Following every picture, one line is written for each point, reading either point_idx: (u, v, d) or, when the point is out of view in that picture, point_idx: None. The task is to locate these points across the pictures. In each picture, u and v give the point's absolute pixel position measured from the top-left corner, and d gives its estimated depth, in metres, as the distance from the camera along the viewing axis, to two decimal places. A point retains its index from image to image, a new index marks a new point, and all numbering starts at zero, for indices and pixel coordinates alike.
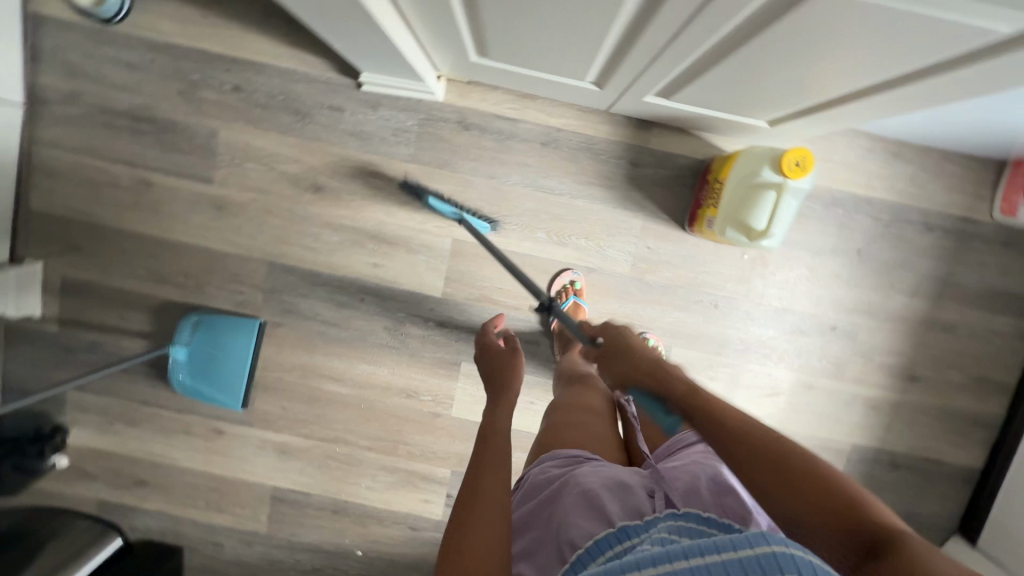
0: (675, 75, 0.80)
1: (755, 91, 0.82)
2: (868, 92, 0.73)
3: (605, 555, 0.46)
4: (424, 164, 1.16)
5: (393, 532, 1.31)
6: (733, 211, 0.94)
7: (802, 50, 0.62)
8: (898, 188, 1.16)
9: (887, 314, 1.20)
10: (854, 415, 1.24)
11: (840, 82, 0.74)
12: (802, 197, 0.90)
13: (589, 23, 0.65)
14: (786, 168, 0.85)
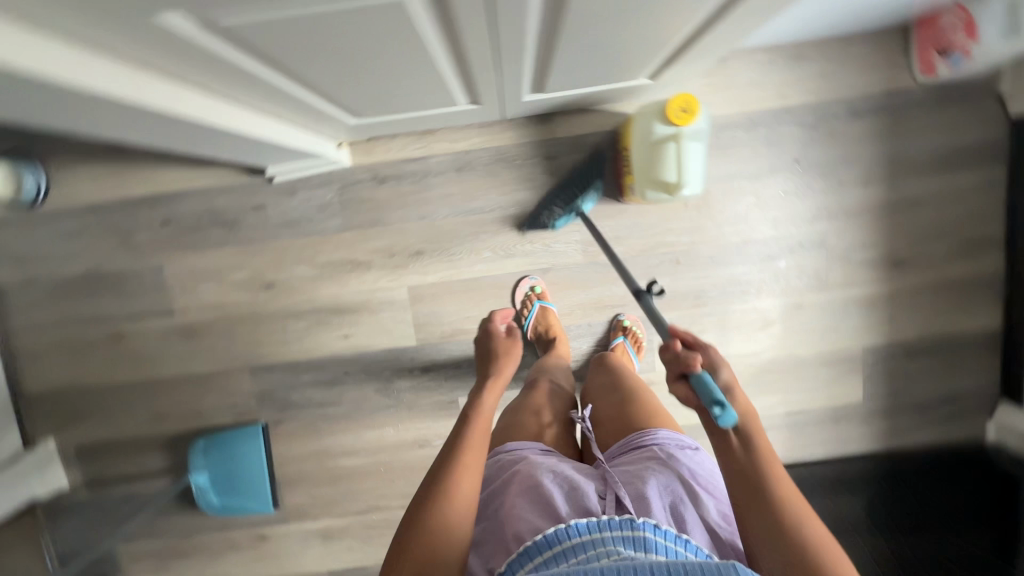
0: (533, 74, 0.81)
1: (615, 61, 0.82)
2: (714, 23, 0.73)
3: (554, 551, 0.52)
4: (357, 228, 1.19)
5: None
6: (646, 171, 0.94)
7: (638, 14, 0.61)
8: (813, 86, 1.14)
9: (849, 210, 1.18)
10: (853, 318, 1.21)
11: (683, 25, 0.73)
12: (703, 140, 0.90)
13: (419, 64, 0.66)
14: (673, 118, 0.85)
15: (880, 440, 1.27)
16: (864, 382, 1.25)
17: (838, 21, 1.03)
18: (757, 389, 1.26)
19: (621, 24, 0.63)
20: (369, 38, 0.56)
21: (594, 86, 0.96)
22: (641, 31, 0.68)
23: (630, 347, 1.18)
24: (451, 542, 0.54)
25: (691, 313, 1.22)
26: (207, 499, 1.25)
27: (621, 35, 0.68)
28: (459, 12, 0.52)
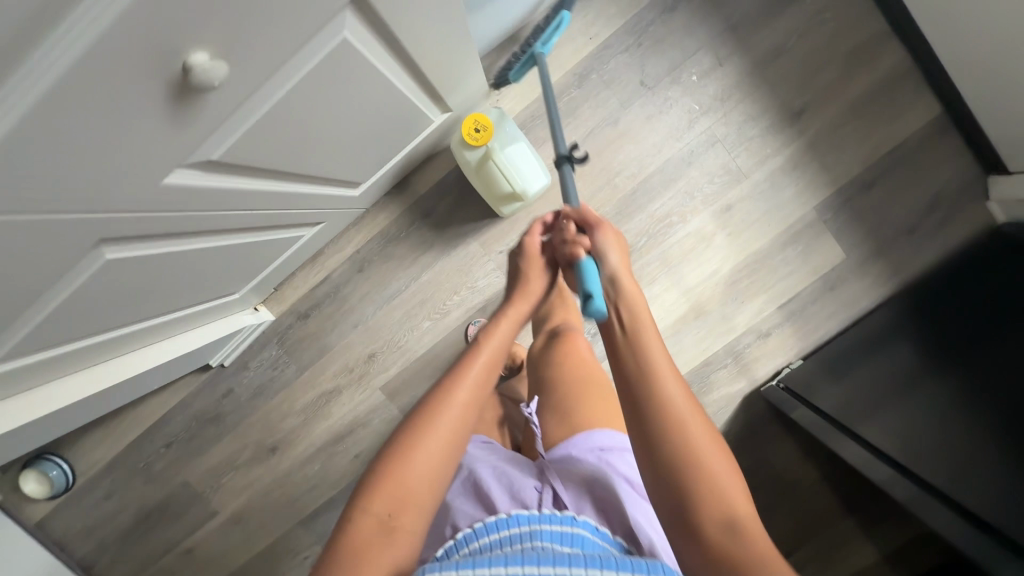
0: (334, 185, 0.84)
1: (398, 132, 0.83)
2: (438, 58, 0.73)
3: (489, 538, 0.61)
4: (311, 364, 1.26)
5: None
6: (490, 192, 0.94)
7: (343, 108, 0.61)
8: (615, 9, 1.09)
9: (720, 95, 1.11)
10: (787, 186, 1.14)
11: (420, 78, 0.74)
12: (518, 142, 0.91)
13: (215, 255, 0.71)
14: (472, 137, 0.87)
15: (889, 282, 1.18)
16: (839, 238, 1.16)
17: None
18: (739, 301, 1.20)
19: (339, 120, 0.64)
20: (138, 280, 0.61)
21: (408, 148, 0.95)
22: (373, 109, 0.68)
23: None
24: (418, 478, 0.58)
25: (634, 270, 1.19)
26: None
27: (358, 124, 0.69)
28: (173, 227, 0.55)
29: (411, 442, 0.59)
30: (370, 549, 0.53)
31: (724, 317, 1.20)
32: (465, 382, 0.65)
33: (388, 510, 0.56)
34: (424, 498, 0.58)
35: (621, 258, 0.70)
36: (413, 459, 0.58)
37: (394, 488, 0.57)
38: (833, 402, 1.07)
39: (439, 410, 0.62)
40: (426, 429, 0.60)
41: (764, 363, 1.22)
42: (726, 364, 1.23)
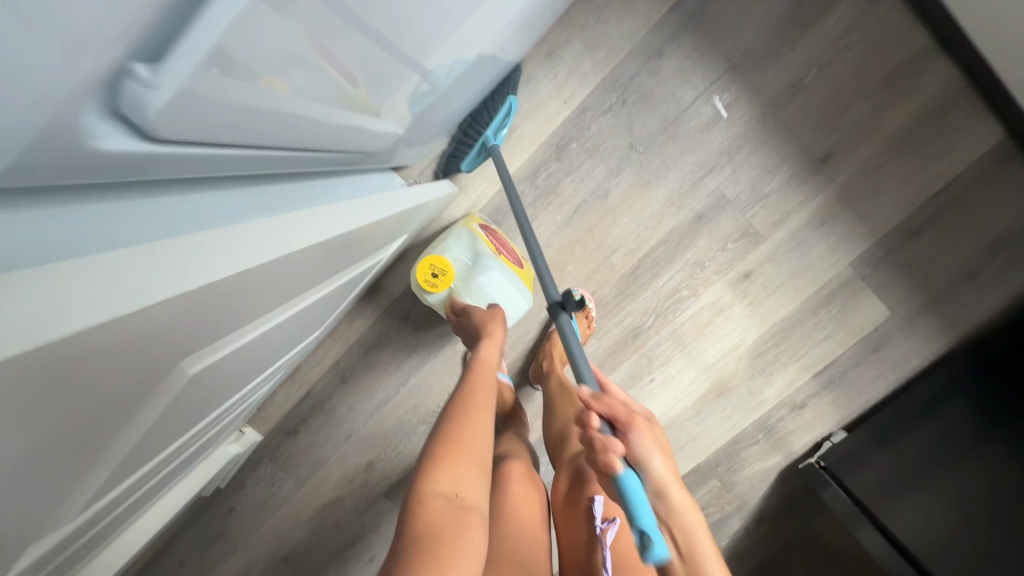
0: (267, 360, 0.72)
1: (322, 297, 0.71)
2: (335, 240, 0.60)
3: None
4: (309, 478, 1.19)
5: None
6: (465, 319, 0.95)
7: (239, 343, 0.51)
8: (591, 63, 0.92)
9: (726, 149, 0.94)
10: (815, 243, 0.97)
11: (325, 261, 0.61)
12: (480, 274, 0.89)
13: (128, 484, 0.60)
14: (431, 285, 0.88)
15: (946, 338, 1.01)
16: (881, 295, 1.00)
17: (456, 42, 0.65)
18: (768, 373, 1.05)
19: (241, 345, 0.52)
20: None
21: (360, 287, 0.91)
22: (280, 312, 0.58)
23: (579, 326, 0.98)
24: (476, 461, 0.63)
25: (643, 352, 1.05)
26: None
27: (271, 328, 0.60)
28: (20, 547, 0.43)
29: (456, 431, 0.65)
30: (446, 528, 0.54)
31: (751, 391, 1.07)
32: (482, 386, 0.73)
33: (451, 492, 0.58)
34: (478, 480, 0.62)
35: (668, 464, 0.58)
36: (462, 447, 0.63)
37: (455, 471, 0.60)
38: (861, 481, 0.98)
39: (469, 403, 0.70)
40: (468, 420, 0.67)
41: (800, 437, 1.09)
42: (758, 439, 1.10)
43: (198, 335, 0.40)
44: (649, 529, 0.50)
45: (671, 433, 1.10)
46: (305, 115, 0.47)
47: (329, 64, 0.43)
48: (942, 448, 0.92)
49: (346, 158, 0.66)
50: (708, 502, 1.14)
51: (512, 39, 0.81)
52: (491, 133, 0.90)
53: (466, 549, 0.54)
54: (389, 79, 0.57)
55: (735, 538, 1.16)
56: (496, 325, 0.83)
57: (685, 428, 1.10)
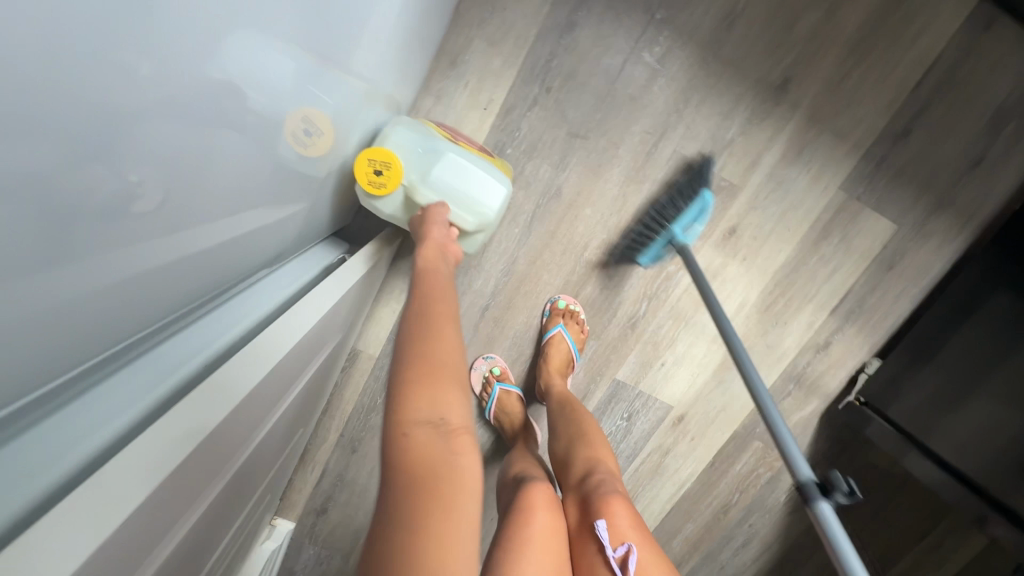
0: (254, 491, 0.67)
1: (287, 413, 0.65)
2: (268, 355, 0.49)
3: None
4: (353, 549, 1.16)
5: None
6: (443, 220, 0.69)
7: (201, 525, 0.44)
8: (500, 58, 0.82)
9: (674, 106, 0.85)
10: (797, 177, 0.88)
11: (272, 391, 0.53)
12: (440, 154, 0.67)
13: None
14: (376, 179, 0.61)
15: (964, 235, 0.92)
16: (882, 211, 0.91)
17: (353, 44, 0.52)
18: (782, 324, 0.98)
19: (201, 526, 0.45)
20: None
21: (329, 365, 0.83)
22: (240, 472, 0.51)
23: (571, 334, 0.93)
24: (460, 374, 0.51)
25: (646, 339, 0.98)
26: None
27: (239, 481, 0.54)
28: None
29: (426, 345, 0.51)
30: (437, 463, 0.43)
31: (770, 346, 1.00)
32: (444, 287, 0.60)
33: (434, 417, 0.46)
34: (462, 398, 0.49)
35: None
36: (434, 361, 0.50)
37: (434, 391, 0.47)
38: (904, 408, 0.91)
39: (431, 310, 0.56)
40: (433, 331, 0.53)
41: (834, 376, 1.02)
42: (791, 390, 1.03)
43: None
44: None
45: (698, 409, 1.05)
46: (169, 250, 0.34)
47: (196, 158, 0.32)
48: (978, 353, 0.82)
49: (257, 265, 0.56)
50: (755, 463, 1.10)
51: (407, 65, 0.72)
52: (678, 229, 0.82)
53: (462, 484, 0.43)
54: (269, 168, 0.46)
55: (792, 488, 1.12)
56: (433, 225, 0.65)
57: (711, 400, 1.04)
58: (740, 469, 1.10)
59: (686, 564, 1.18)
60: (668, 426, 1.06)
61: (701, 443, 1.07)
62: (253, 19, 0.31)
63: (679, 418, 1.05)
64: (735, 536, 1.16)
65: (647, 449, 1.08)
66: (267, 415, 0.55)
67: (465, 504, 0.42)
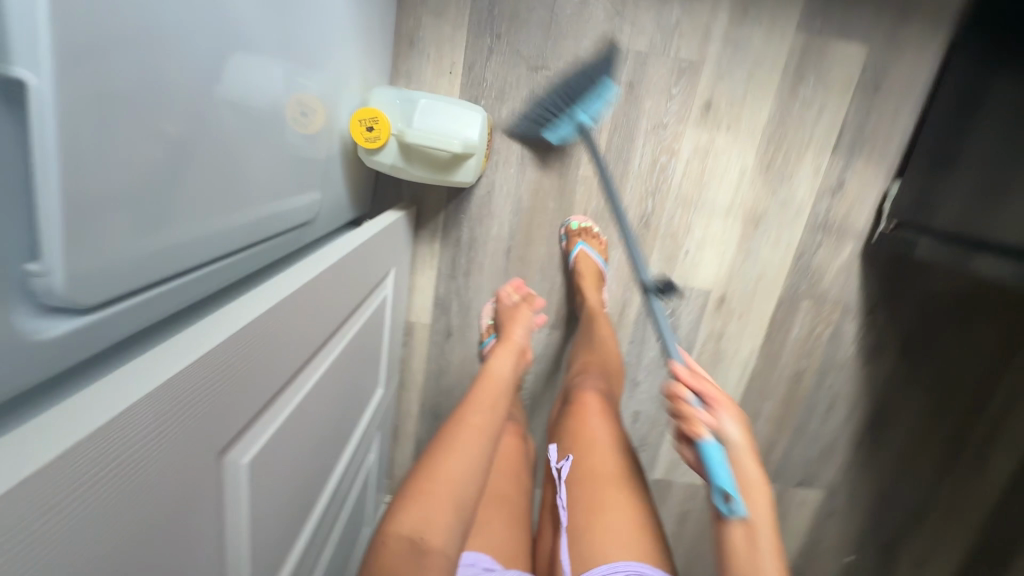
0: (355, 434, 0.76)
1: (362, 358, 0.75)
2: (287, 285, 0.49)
3: None
4: None
5: (829, 528, 1.31)
6: (442, 160, 0.74)
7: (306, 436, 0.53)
8: (449, 24, 0.92)
9: (614, 10, 0.91)
10: (751, 35, 0.92)
11: (321, 320, 0.56)
12: (418, 98, 0.71)
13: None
14: (372, 136, 0.68)
15: (938, 33, 0.92)
16: (847, 38, 0.93)
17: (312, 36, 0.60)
18: (788, 177, 1.00)
19: (308, 440, 0.55)
20: None
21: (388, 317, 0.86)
22: (328, 400, 0.59)
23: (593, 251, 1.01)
24: (461, 494, 0.62)
25: (663, 233, 1.04)
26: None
27: (336, 411, 0.64)
28: None
29: (440, 462, 0.64)
30: (400, 572, 0.55)
31: (784, 204, 1.02)
32: (478, 413, 0.71)
33: (417, 534, 0.57)
34: (449, 518, 0.60)
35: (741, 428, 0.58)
36: (439, 483, 0.62)
37: (425, 511, 0.59)
38: (947, 215, 0.85)
39: (461, 423, 0.69)
40: (451, 447, 0.66)
41: (858, 213, 1.03)
42: (821, 240, 1.05)
43: (201, 466, 0.37)
44: (727, 486, 0.53)
45: (736, 285, 1.08)
46: (226, 221, 0.47)
47: (224, 163, 0.45)
48: (999, 139, 0.79)
49: (283, 229, 0.63)
50: (810, 324, 1.11)
51: (372, 52, 0.83)
52: (588, 115, 0.94)
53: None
54: (282, 158, 0.58)
55: (858, 338, 1.12)
56: (518, 329, 0.90)
57: (745, 273, 1.07)
58: (798, 332, 1.12)
59: (778, 440, 1.21)
60: (712, 310, 1.09)
61: (750, 318, 1.10)
62: (235, 40, 0.43)
63: (722, 301, 1.09)
64: (817, 401, 1.18)
65: (701, 338, 1.12)
66: (333, 336, 0.61)
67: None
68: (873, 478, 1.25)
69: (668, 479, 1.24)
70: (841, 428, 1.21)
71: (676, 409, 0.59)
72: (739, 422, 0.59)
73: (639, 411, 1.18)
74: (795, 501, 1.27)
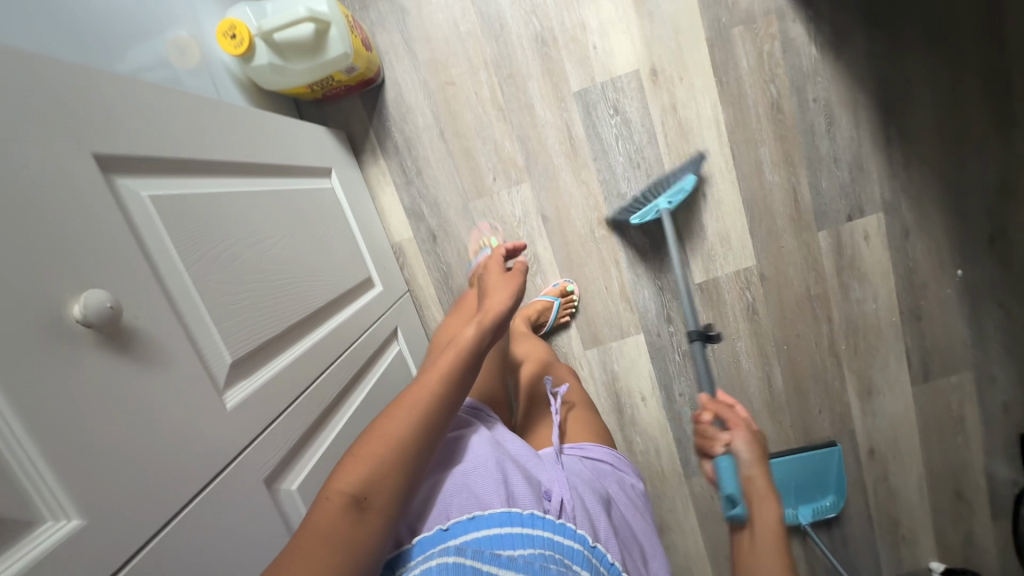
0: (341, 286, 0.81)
1: (325, 232, 0.82)
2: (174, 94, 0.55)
3: (508, 522, 0.58)
4: None
5: (918, 250, 1.15)
6: (309, 44, 0.84)
7: (246, 235, 0.60)
8: None
9: None
10: None
11: (223, 144, 0.62)
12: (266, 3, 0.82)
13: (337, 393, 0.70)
14: (235, 43, 0.78)
15: None
16: None
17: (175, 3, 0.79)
18: None
19: (256, 245, 0.61)
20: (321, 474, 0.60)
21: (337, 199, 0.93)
22: (272, 227, 0.66)
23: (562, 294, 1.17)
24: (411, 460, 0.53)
25: (564, 42, 1.06)
26: (845, 500, 1.27)
27: (296, 251, 0.70)
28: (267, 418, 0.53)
29: (391, 423, 0.54)
30: (334, 535, 0.46)
31: None
32: (437, 373, 0.59)
33: (359, 492, 0.49)
34: (399, 479, 0.51)
35: (775, 498, 0.61)
36: (382, 443, 0.52)
37: (368, 470, 0.50)
38: None
39: (423, 383, 0.58)
40: (406, 405, 0.56)
41: None
42: None
43: (84, 161, 0.41)
44: (734, 493, 0.63)
45: (660, 51, 1.06)
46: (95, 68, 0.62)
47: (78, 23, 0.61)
48: None
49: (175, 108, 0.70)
50: (756, 49, 1.05)
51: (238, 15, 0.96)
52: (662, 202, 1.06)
53: (361, 553, 0.47)
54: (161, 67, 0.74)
55: (813, 34, 1.05)
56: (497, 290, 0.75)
57: (662, 34, 1.05)
58: (750, 62, 1.06)
59: (800, 182, 1.12)
60: (652, 87, 1.08)
61: (693, 75, 1.07)
62: None
63: (655, 72, 1.07)
64: (815, 121, 1.09)
65: (657, 120, 1.09)
66: (245, 178, 0.65)
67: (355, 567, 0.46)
68: (927, 171, 1.11)
69: (712, 278, 1.18)
70: (858, 137, 1.10)
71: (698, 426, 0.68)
72: (754, 440, 0.66)
73: (643, 222, 1.15)
74: (858, 237, 1.15)
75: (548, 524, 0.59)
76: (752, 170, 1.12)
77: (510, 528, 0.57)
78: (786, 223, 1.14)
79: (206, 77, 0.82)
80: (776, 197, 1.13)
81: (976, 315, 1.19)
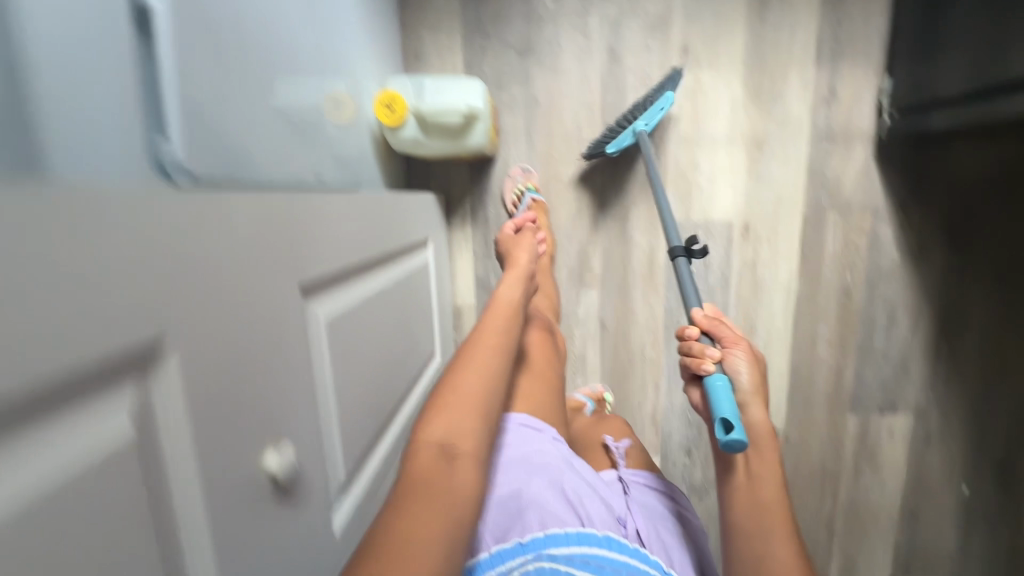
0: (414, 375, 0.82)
1: (415, 315, 0.84)
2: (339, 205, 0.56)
3: (585, 547, 0.65)
4: None
5: (933, 458, 1.21)
6: (454, 129, 0.86)
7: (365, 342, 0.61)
8: (445, 35, 1.07)
9: None
10: None
11: (367, 244, 0.63)
12: (427, 82, 0.84)
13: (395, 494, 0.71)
14: (392, 116, 0.80)
15: None
16: None
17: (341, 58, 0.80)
18: (779, 98, 1.05)
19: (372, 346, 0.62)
20: None
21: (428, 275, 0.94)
22: (386, 324, 0.67)
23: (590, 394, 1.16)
24: (484, 406, 0.60)
25: (673, 175, 1.10)
26: None
27: (395, 347, 0.72)
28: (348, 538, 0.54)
29: (456, 378, 0.62)
30: (433, 478, 0.52)
31: (782, 123, 1.06)
32: (489, 338, 0.68)
33: (445, 442, 0.55)
34: (475, 427, 0.58)
35: (760, 411, 0.73)
36: (458, 395, 0.60)
37: (449, 420, 0.57)
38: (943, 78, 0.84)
39: (476, 343, 0.67)
40: (466, 364, 0.64)
41: (860, 117, 1.05)
42: (829, 150, 1.07)
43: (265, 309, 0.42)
44: (731, 415, 0.67)
45: (757, 212, 1.11)
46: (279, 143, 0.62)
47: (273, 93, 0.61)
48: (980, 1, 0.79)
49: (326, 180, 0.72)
50: (844, 237, 1.11)
51: (384, 65, 0.97)
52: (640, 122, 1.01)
53: (460, 493, 0.52)
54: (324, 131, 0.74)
55: (899, 240, 1.10)
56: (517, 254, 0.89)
57: (764, 197, 1.10)
58: (835, 246, 1.11)
59: (846, 366, 1.17)
60: (740, 240, 1.12)
61: (781, 240, 1.12)
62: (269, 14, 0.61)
63: (747, 228, 1.12)
64: (876, 316, 1.14)
65: (735, 270, 1.14)
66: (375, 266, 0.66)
67: (459, 505, 0.51)
68: (962, 390, 1.17)
69: None
70: (912, 342, 1.15)
71: (694, 344, 0.78)
72: (751, 364, 0.75)
73: None
74: (883, 430, 1.20)
75: (625, 550, 0.67)
76: (806, 342, 1.16)
77: (588, 551, 0.65)
78: (822, 398, 1.19)
79: (350, 133, 0.83)
80: (820, 372, 1.18)
81: (967, 532, 1.24)
